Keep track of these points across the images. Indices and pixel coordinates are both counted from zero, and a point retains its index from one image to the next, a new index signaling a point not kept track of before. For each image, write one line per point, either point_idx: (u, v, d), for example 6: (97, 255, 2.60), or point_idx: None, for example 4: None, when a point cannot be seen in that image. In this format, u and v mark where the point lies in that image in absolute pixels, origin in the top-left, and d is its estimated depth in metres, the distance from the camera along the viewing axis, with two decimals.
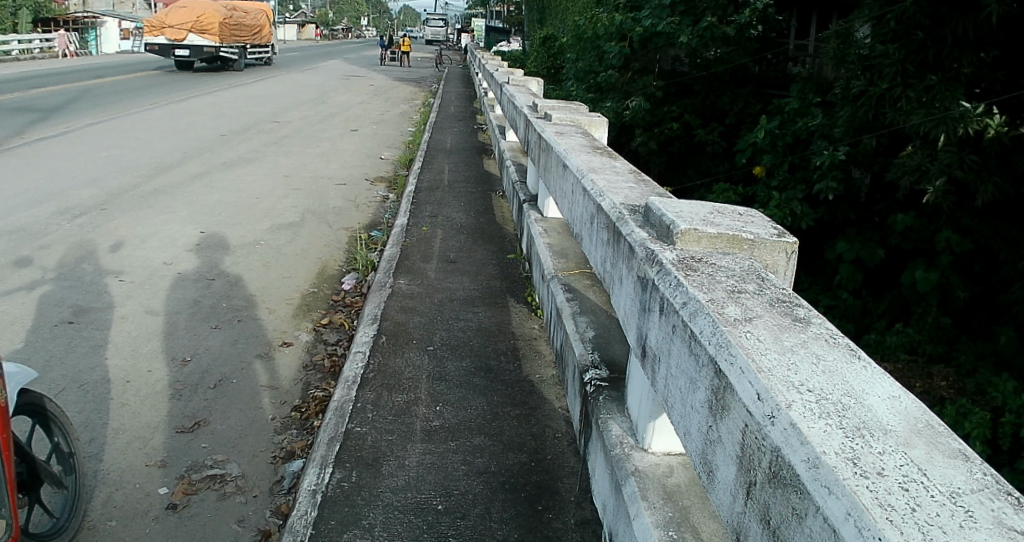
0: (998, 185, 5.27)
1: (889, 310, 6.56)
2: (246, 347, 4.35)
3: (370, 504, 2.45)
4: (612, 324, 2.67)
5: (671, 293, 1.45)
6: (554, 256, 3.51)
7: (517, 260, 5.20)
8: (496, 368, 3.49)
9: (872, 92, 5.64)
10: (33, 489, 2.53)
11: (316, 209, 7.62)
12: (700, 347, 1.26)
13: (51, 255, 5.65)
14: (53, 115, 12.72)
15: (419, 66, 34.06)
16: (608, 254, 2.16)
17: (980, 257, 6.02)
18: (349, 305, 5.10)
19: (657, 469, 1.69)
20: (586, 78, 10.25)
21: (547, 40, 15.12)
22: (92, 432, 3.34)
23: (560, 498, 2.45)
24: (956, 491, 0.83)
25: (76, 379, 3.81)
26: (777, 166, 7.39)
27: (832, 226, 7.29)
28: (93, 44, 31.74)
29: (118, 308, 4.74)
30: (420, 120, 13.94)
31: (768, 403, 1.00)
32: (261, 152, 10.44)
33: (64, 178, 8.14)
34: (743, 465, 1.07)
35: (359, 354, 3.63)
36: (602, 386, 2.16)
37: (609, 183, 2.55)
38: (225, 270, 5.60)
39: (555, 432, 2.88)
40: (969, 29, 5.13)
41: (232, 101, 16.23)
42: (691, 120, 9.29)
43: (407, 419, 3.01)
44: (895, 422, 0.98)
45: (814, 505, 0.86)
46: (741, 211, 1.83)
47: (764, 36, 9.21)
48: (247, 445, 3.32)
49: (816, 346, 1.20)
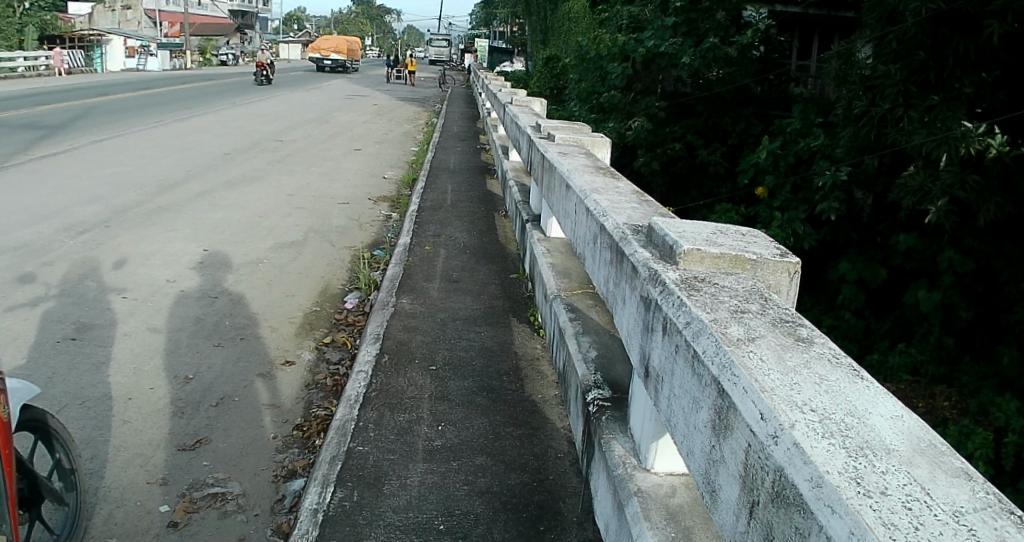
0: (1000, 205, 5.25)
1: (892, 330, 6.61)
2: (248, 365, 4.35)
3: (372, 523, 2.44)
4: (615, 344, 2.67)
5: (674, 312, 1.46)
6: (557, 275, 3.52)
7: (519, 280, 5.22)
8: (497, 387, 3.50)
9: (873, 113, 5.75)
10: (34, 505, 2.52)
11: (319, 228, 7.66)
12: (703, 367, 1.27)
13: (55, 272, 5.68)
14: (59, 132, 12.84)
15: (423, 87, 34.41)
16: (612, 273, 2.17)
17: (982, 277, 6.02)
18: (351, 325, 5.10)
19: (661, 489, 1.69)
20: (590, 98, 10.21)
21: (552, 61, 15.34)
22: (94, 449, 3.33)
23: (563, 519, 2.43)
24: (959, 511, 0.83)
25: (78, 395, 3.81)
26: (779, 187, 7.39)
27: (834, 247, 7.29)
28: (99, 62, 31.94)
29: (121, 324, 4.77)
30: (424, 140, 14.02)
31: (772, 423, 1.01)
32: (265, 170, 10.53)
33: (69, 195, 8.21)
34: (747, 486, 1.07)
35: (361, 374, 3.62)
36: (605, 406, 2.17)
37: (613, 203, 2.56)
38: (227, 288, 5.62)
39: (557, 452, 2.87)
40: (971, 49, 5.23)
41: (236, 119, 16.37)
42: (693, 140, 9.38)
43: (409, 439, 3.01)
44: (898, 441, 0.98)
45: (817, 525, 0.86)
46: (744, 232, 1.83)
47: (766, 57, 9.39)
48: (248, 463, 3.31)
49: (818, 366, 1.20)
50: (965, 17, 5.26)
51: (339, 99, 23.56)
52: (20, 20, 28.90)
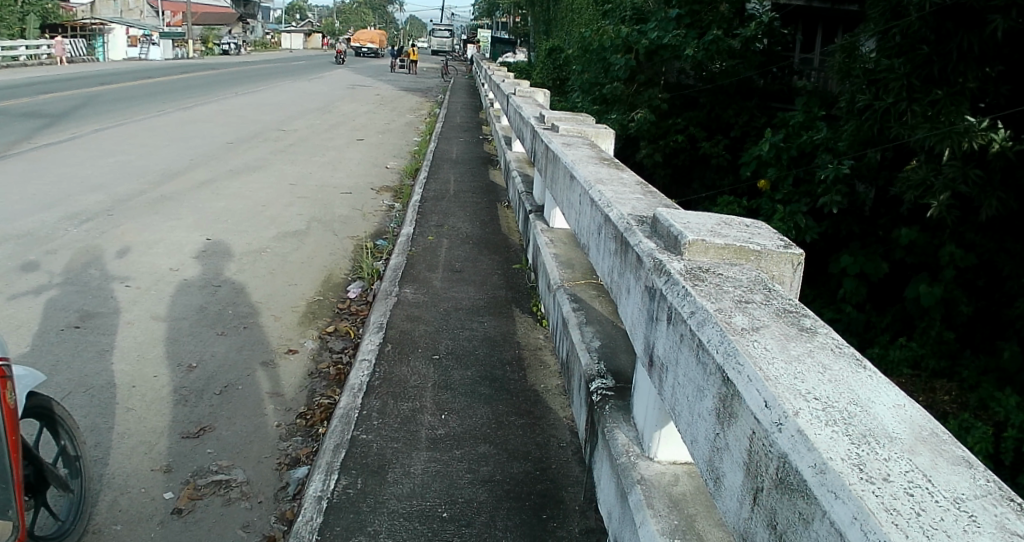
0: (1003, 200, 5.23)
1: (893, 324, 6.57)
2: (251, 354, 4.37)
3: (376, 511, 2.46)
4: (618, 334, 2.69)
5: (679, 302, 1.47)
6: (560, 266, 3.52)
7: (522, 270, 5.23)
8: (500, 377, 3.51)
9: (877, 106, 5.75)
10: (40, 491, 2.54)
11: (322, 217, 7.68)
12: (708, 355, 1.28)
13: (58, 260, 5.68)
14: (61, 120, 12.81)
15: (426, 78, 34.28)
16: (616, 263, 2.18)
17: (984, 272, 6.04)
18: (355, 314, 5.12)
19: (663, 477, 1.70)
20: (592, 89, 10.45)
21: (554, 52, 15.35)
22: (98, 436, 3.36)
23: (565, 507, 2.45)
24: (959, 497, 0.84)
25: (82, 383, 3.84)
26: (781, 179, 7.43)
27: (836, 240, 7.29)
28: (98, 50, 31.68)
29: (124, 313, 4.78)
30: (426, 131, 14.00)
31: (776, 411, 1.02)
32: (267, 159, 10.53)
33: (71, 184, 8.19)
34: (751, 473, 1.08)
35: (365, 362, 3.64)
36: (608, 395, 2.18)
37: (616, 194, 2.57)
38: (230, 277, 5.62)
39: (560, 441, 2.89)
40: (974, 44, 5.19)
41: (238, 108, 16.35)
42: (695, 132, 9.34)
43: (412, 427, 3.03)
44: (901, 430, 1.00)
45: (821, 509, 0.87)
46: (748, 224, 1.83)
47: (769, 49, 9.25)
48: (251, 451, 3.33)
49: (822, 355, 1.22)
50: (969, 11, 5.21)
51: (342, 89, 23.55)
52: (21, 7, 28.92)
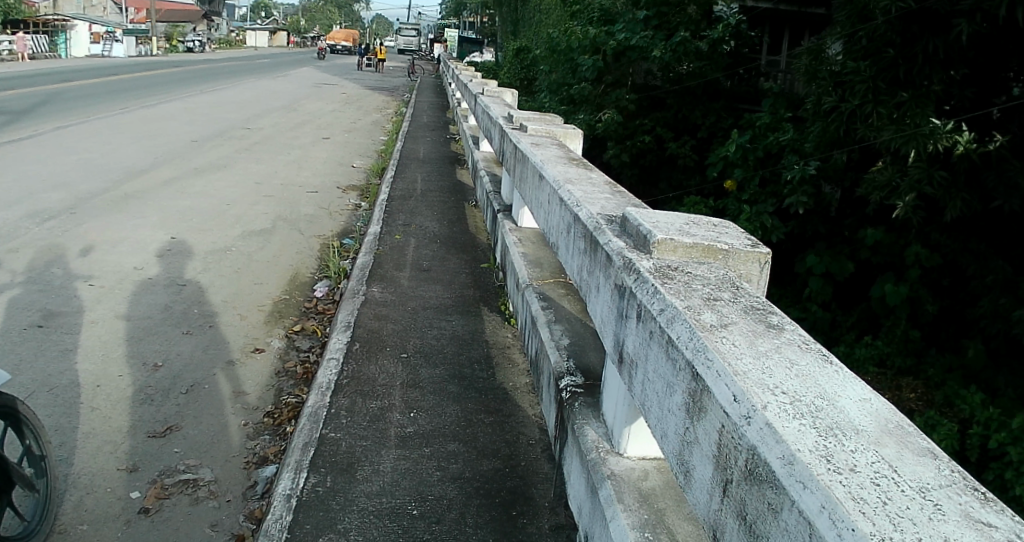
0: (967, 201, 5.35)
1: (858, 323, 6.74)
2: (217, 353, 4.30)
3: (346, 508, 2.45)
4: (588, 332, 2.71)
5: (648, 300, 1.50)
6: (529, 265, 3.53)
7: (490, 270, 5.22)
8: (469, 375, 3.52)
9: (844, 109, 5.86)
10: (4, 491, 2.48)
11: (289, 216, 7.58)
12: (677, 351, 1.31)
13: (18, 259, 5.53)
14: (19, 117, 12.47)
15: (392, 77, 33.99)
16: (585, 263, 2.20)
17: (948, 272, 6.20)
18: (322, 313, 5.07)
19: (633, 473, 1.73)
20: (561, 89, 10.49)
21: (521, 52, 15.40)
22: (62, 436, 3.29)
23: (534, 504, 2.47)
24: (925, 487, 0.88)
25: (45, 383, 3.74)
26: (748, 180, 7.56)
27: (801, 240, 7.45)
28: (57, 46, 30.89)
29: (88, 312, 4.68)
30: (391, 131, 13.85)
31: (744, 404, 1.05)
32: (232, 157, 10.37)
33: (30, 181, 7.98)
34: (720, 465, 1.11)
35: (333, 361, 3.61)
36: (578, 392, 2.21)
37: (585, 193, 2.59)
38: (195, 276, 5.53)
39: (529, 439, 2.91)
40: (940, 47, 5.29)
41: (203, 106, 16.08)
42: (662, 133, 9.43)
43: (381, 426, 3.01)
44: (866, 423, 1.03)
45: (790, 499, 0.90)
46: (715, 223, 1.87)
47: (736, 51, 9.45)
48: (219, 450, 3.29)
49: (789, 351, 1.25)
50: (935, 16, 5.30)
51: (308, 88, 23.33)
52: None
